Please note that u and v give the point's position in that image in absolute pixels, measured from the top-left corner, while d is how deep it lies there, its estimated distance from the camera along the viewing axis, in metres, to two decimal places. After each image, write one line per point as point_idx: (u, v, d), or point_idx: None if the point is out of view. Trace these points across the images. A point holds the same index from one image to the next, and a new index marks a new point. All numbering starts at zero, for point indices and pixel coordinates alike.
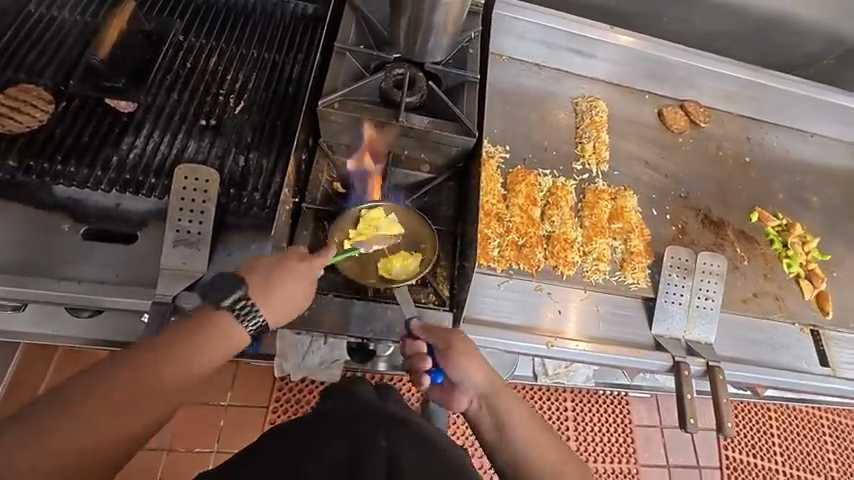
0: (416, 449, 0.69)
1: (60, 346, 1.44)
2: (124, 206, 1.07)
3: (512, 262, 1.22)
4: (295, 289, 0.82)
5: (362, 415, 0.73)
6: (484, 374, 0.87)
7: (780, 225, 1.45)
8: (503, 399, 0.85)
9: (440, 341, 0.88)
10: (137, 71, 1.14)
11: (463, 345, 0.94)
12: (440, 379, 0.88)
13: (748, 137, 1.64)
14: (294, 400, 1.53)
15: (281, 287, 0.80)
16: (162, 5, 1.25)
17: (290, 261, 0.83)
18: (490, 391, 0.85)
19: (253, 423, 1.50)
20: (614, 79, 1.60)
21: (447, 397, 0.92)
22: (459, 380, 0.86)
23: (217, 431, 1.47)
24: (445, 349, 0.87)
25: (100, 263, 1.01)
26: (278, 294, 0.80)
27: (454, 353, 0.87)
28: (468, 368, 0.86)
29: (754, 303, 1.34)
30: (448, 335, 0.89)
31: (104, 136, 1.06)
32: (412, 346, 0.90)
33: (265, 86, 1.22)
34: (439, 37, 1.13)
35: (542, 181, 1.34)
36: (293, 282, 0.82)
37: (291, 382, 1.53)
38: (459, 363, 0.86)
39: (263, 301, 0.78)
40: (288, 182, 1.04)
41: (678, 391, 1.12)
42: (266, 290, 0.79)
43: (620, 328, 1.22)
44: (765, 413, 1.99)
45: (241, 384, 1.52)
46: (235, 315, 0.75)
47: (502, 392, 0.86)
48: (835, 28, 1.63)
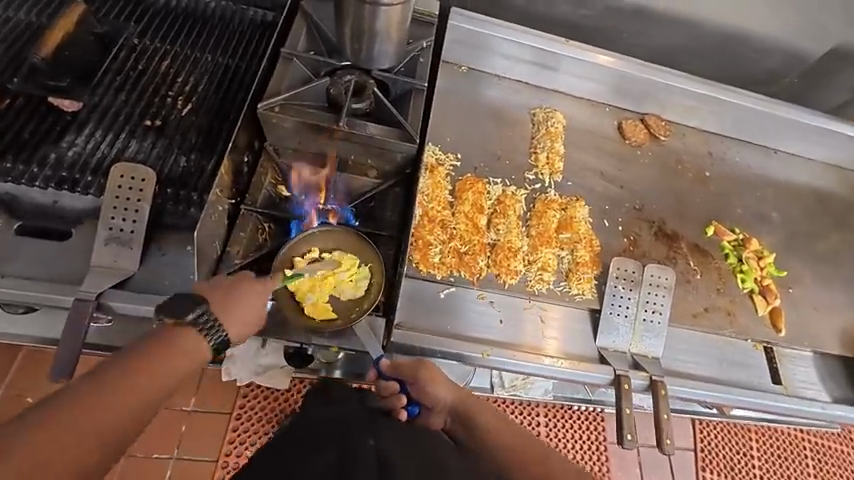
0: (396, 440, 0.84)
1: (25, 347, 1.42)
2: (61, 204, 1.07)
3: (453, 269, 1.21)
4: (251, 303, 0.88)
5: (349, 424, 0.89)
6: (450, 391, 1.01)
7: (736, 240, 1.44)
8: (472, 410, 0.99)
9: (408, 375, 1.00)
10: (85, 71, 1.15)
11: (422, 360, 1.04)
12: (416, 408, 1.03)
13: (709, 152, 1.64)
14: (258, 408, 1.50)
15: (245, 303, 0.86)
16: (119, 9, 1.27)
17: (244, 281, 0.89)
18: (458, 402, 1.00)
19: (215, 430, 1.47)
20: (573, 91, 1.61)
21: (413, 409, 1.03)
22: (431, 404, 1.01)
23: (178, 438, 1.44)
24: (415, 382, 1.01)
25: (29, 260, 1.01)
26: (232, 312, 0.84)
27: (423, 384, 1.00)
28: (436, 391, 1.00)
29: (704, 318, 1.31)
30: (413, 366, 1.01)
31: (45, 133, 1.07)
32: (387, 386, 1.02)
33: (216, 89, 1.24)
34: (383, 44, 1.14)
35: (491, 189, 1.34)
36: (246, 298, 0.87)
37: (257, 388, 1.51)
38: (429, 392, 1.00)
39: (219, 318, 0.82)
40: (221, 182, 1.04)
41: (617, 406, 1.09)
42: (228, 306, 0.84)
43: (589, 343, 1.22)
44: (744, 434, 1.94)
45: (204, 389, 1.49)
46: (200, 330, 0.77)
47: (468, 402, 1.00)
48: (793, 46, 1.65)
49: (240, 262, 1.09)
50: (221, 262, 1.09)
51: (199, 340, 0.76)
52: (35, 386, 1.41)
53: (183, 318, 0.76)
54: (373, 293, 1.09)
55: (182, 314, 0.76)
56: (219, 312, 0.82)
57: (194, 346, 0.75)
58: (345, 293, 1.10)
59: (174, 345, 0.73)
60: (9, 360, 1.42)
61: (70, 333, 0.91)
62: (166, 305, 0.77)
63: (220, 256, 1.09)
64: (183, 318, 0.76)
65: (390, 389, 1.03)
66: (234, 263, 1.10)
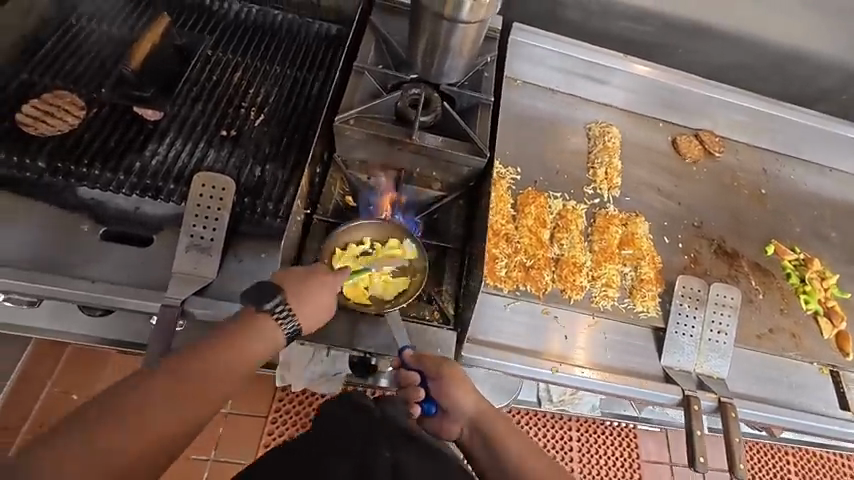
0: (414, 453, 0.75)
1: (70, 346, 1.45)
2: (142, 210, 1.10)
3: (519, 283, 1.21)
4: (323, 295, 0.90)
5: (361, 429, 0.77)
6: (473, 399, 0.93)
7: (797, 260, 1.42)
8: (492, 427, 0.90)
9: (433, 370, 0.96)
10: (166, 82, 1.19)
11: (447, 359, 0.99)
12: (432, 409, 0.96)
13: (764, 169, 1.62)
14: (288, 411, 1.54)
15: (314, 292, 0.89)
16: (194, 22, 1.32)
17: (316, 274, 0.91)
18: (478, 415, 0.92)
19: (251, 431, 1.50)
20: (627, 106, 1.61)
21: (429, 408, 0.96)
22: (450, 409, 0.93)
23: (215, 439, 1.48)
24: (436, 378, 0.95)
25: (114, 264, 1.04)
26: (305, 303, 0.87)
27: (447, 382, 0.94)
28: (459, 396, 0.93)
29: (769, 340, 1.29)
30: (438, 362, 0.96)
31: (129, 142, 1.10)
32: (407, 375, 0.98)
33: (285, 100, 1.27)
34: (455, 59, 1.16)
35: (552, 203, 1.34)
36: (319, 289, 0.89)
37: (291, 393, 1.54)
38: (450, 393, 0.93)
39: (297, 306, 0.86)
40: (301, 194, 1.07)
41: (687, 427, 1.08)
42: (300, 296, 0.86)
43: (631, 357, 1.20)
44: (783, 457, 1.89)
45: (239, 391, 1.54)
46: (275, 318, 0.83)
47: (490, 417, 0.91)
48: (852, 65, 1.63)
49: None
50: None
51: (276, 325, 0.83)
52: (80, 385, 1.43)
53: (261, 306, 0.83)
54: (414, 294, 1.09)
55: (260, 301, 0.83)
56: (293, 297, 0.86)
57: (271, 329, 0.82)
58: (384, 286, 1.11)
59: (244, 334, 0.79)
60: (54, 363, 1.44)
61: (161, 337, 0.93)
62: (246, 293, 0.84)
63: (295, 264, 1.11)
64: (263, 304, 0.83)
65: (409, 380, 0.98)
66: None
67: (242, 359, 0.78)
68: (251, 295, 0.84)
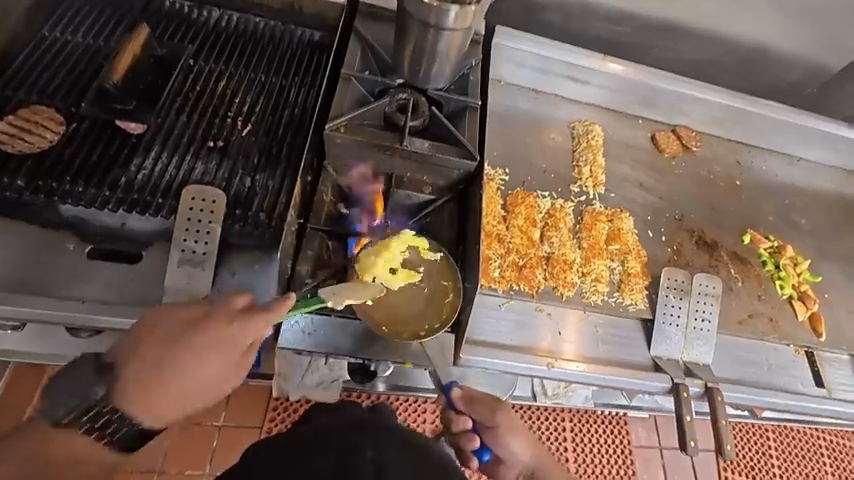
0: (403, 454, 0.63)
1: (51, 366, 1.39)
2: (129, 226, 1.07)
3: (512, 283, 1.24)
4: (207, 357, 0.74)
5: (351, 424, 0.66)
6: (525, 442, 0.98)
7: (772, 247, 1.49)
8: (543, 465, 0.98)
9: (486, 416, 0.97)
10: (148, 93, 1.16)
11: (501, 404, 1.00)
12: (485, 455, 0.99)
13: (738, 161, 1.69)
14: (280, 420, 1.52)
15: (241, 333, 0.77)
16: (173, 31, 1.29)
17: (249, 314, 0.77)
18: (533, 462, 0.98)
19: (244, 441, 1.49)
20: (607, 105, 1.66)
21: (482, 455, 0.99)
22: (506, 458, 0.97)
23: (209, 453, 1.47)
24: (493, 428, 0.97)
25: (103, 283, 1.02)
26: (182, 375, 0.72)
27: (502, 432, 0.97)
28: (516, 447, 0.97)
29: (749, 324, 1.36)
30: (492, 408, 0.98)
31: (113, 157, 1.08)
32: (459, 421, 0.98)
33: (272, 109, 1.26)
34: (442, 65, 1.17)
35: (541, 203, 1.37)
36: (191, 354, 0.73)
37: (285, 401, 1.53)
38: (506, 440, 0.96)
39: (154, 390, 0.72)
40: (294, 204, 1.06)
41: (678, 414, 1.13)
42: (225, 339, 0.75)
43: (623, 349, 1.24)
44: (764, 434, 1.99)
45: (233, 403, 1.52)
46: (126, 412, 0.71)
47: (541, 457, 0.99)
48: (815, 60, 1.72)
49: (309, 280, 1.12)
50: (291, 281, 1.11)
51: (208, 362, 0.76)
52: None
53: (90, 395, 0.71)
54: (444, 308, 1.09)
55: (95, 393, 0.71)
56: (147, 379, 0.72)
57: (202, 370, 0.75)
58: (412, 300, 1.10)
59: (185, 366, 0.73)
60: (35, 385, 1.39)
61: None
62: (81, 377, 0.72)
63: (291, 274, 1.11)
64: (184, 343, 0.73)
65: (461, 425, 0.98)
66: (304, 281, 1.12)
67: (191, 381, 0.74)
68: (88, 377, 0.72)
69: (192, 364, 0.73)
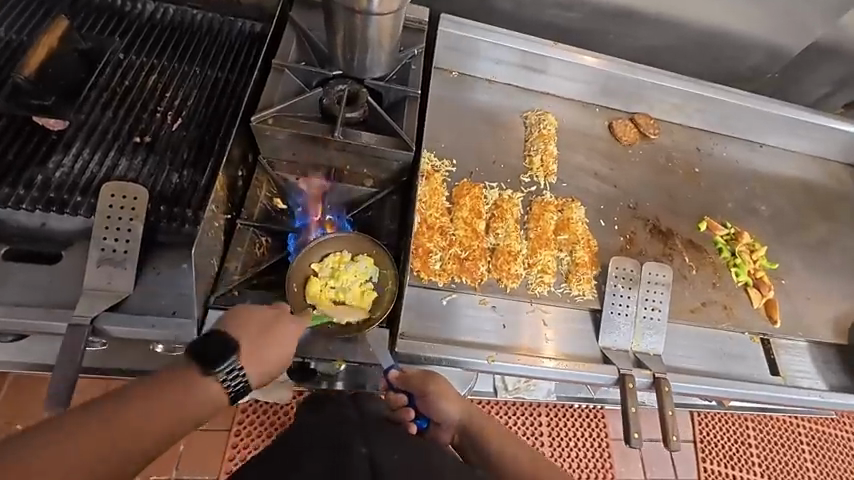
0: (389, 450, 0.83)
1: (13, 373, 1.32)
2: (49, 226, 1.04)
3: (454, 276, 1.21)
4: (287, 348, 0.86)
5: (346, 428, 0.89)
6: (457, 406, 1.02)
7: (728, 234, 1.46)
8: (479, 426, 0.98)
9: (417, 386, 1.03)
10: (69, 88, 1.12)
11: (432, 372, 1.06)
12: (424, 423, 1.04)
13: (697, 148, 1.67)
14: (262, 422, 1.50)
15: (277, 345, 0.84)
16: (103, 25, 1.25)
17: (283, 321, 0.87)
18: (466, 419, 1.00)
19: (215, 445, 1.46)
20: (562, 93, 1.62)
21: (422, 423, 1.04)
22: (440, 420, 1.02)
23: (177, 457, 1.43)
24: (423, 395, 1.03)
25: (17, 285, 0.98)
26: (264, 356, 0.82)
27: (432, 397, 1.02)
28: (445, 406, 1.01)
29: (702, 312, 1.33)
30: (422, 378, 1.03)
31: (30, 155, 1.04)
32: (395, 398, 1.06)
33: (206, 102, 1.22)
34: (375, 52, 1.14)
35: (488, 194, 1.34)
36: (279, 341, 0.84)
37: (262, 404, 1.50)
38: (438, 406, 1.01)
39: (251, 365, 0.79)
40: (217, 198, 1.02)
41: (623, 405, 1.10)
42: (259, 351, 0.81)
43: (586, 342, 1.23)
44: (741, 422, 1.97)
45: None
46: (223, 380, 0.74)
47: (476, 419, 1.00)
48: (773, 43, 1.69)
49: (239, 277, 1.08)
50: (220, 278, 1.07)
51: (219, 388, 0.74)
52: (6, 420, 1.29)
53: (211, 370, 0.73)
54: (388, 290, 1.10)
55: (212, 365, 0.73)
56: (251, 358, 0.80)
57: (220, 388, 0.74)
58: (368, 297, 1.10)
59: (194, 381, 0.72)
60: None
61: (67, 362, 0.88)
62: (195, 350, 0.74)
63: (218, 271, 1.07)
64: (212, 368, 0.73)
65: (398, 401, 1.06)
66: (233, 279, 1.08)
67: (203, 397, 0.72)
68: (198, 351, 0.74)
69: (157, 408, 0.67)
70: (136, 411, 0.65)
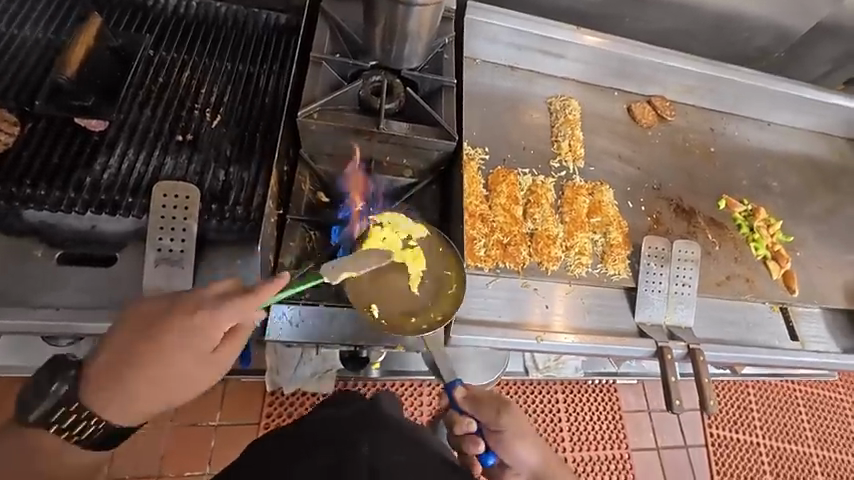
0: (398, 454, 0.69)
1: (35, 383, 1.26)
2: (99, 228, 1.03)
3: (498, 261, 1.25)
4: (198, 345, 0.70)
5: (362, 419, 0.75)
6: (537, 453, 0.90)
7: (746, 211, 1.53)
8: (556, 478, 0.90)
9: (490, 420, 0.90)
10: (107, 88, 1.10)
11: (507, 404, 0.91)
12: (489, 457, 0.94)
13: (711, 128, 1.72)
14: (287, 415, 1.52)
15: (189, 346, 0.70)
16: (129, 21, 1.22)
17: (191, 316, 0.69)
18: (542, 471, 0.90)
19: (245, 438, 1.49)
20: (583, 78, 1.65)
21: (486, 456, 0.94)
22: (511, 462, 0.91)
23: (208, 453, 1.45)
24: (497, 432, 0.90)
25: (76, 288, 0.98)
26: (174, 359, 0.69)
27: (507, 438, 0.89)
28: (522, 452, 0.89)
29: (727, 286, 1.41)
30: (497, 412, 0.90)
31: (75, 156, 1.03)
32: (462, 425, 0.92)
33: (241, 99, 1.21)
34: (414, 43, 1.14)
35: (522, 180, 1.37)
36: (191, 337, 0.70)
37: (282, 396, 1.53)
38: (512, 447, 0.89)
39: (155, 366, 0.69)
40: (272, 194, 1.05)
41: (663, 375, 1.17)
42: (166, 350, 0.69)
43: (608, 318, 1.28)
44: (744, 389, 2.09)
45: (232, 401, 1.51)
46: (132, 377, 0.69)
47: (553, 467, 0.90)
48: (782, 23, 1.74)
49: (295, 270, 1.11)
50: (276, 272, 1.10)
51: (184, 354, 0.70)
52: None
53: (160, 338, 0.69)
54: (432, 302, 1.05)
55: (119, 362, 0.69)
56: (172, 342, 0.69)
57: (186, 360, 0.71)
58: (429, 267, 1.09)
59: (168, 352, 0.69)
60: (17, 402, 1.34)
61: None
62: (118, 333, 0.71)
63: (275, 266, 1.09)
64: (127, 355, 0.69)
65: (463, 427, 0.93)
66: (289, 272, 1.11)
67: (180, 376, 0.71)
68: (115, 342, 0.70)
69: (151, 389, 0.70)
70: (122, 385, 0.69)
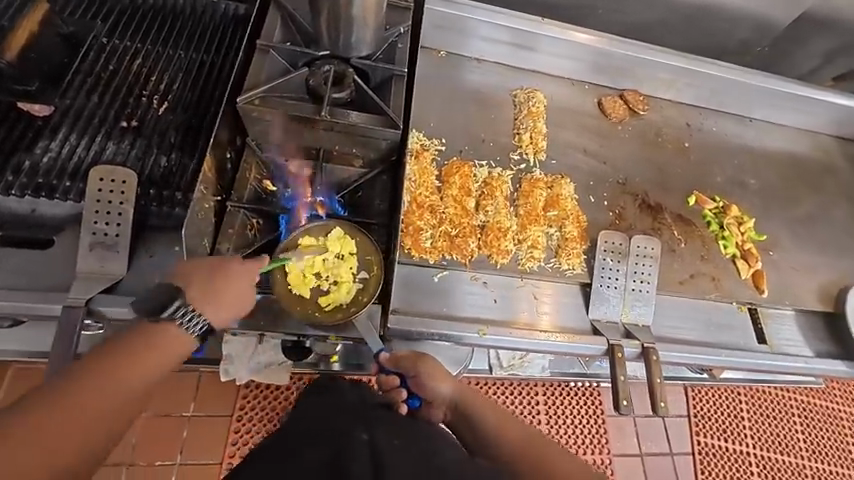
0: (391, 436, 0.76)
1: (14, 365, 1.31)
2: (39, 212, 1.05)
3: (445, 253, 1.23)
4: (239, 286, 0.88)
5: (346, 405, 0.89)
6: (451, 384, 0.98)
7: (717, 208, 1.48)
8: (475, 407, 0.95)
9: (410, 368, 0.98)
10: (54, 74, 1.12)
11: (423, 353, 1.02)
12: (417, 402, 0.98)
13: (687, 123, 1.67)
14: (260, 407, 1.52)
15: (230, 286, 0.87)
16: (84, 9, 1.24)
17: (230, 266, 0.88)
18: (459, 398, 0.97)
19: (219, 430, 1.48)
20: (552, 71, 1.61)
21: (414, 402, 0.98)
22: (431, 398, 0.97)
23: (180, 443, 1.45)
24: (416, 376, 0.98)
25: (10, 270, 0.99)
26: (219, 296, 0.86)
27: (424, 378, 0.97)
28: (437, 384, 0.98)
29: (691, 284, 1.36)
30: (414, 360, 0.99)
31: (17, 140, 1.04)
32: (388, 380, 1.00)
33: (191, 87, 1.21)
34: (360, 30, 1.12)
35: (477, 172, 1.35)
36: (235, 282, 0.87)
37: (255, 388, 1.53)
38: (432, 385, 0.97)
39: (204, 304, 0.84)
40: (206, 180, 1.03)
41: (612, 375, 1.13)
42: (212, 291, 0.85)
43: (567, 314, 1.24)
44: (734, 396, 2.02)
45: (204, 392, 1.51)
46: (178, 322, 0.81)
47: (471, 397, 0.97)
48: (763, 15, 1.68)
49: (232, 257, 1.10)
50: (212, 259, 1.08)
51: (179, 331, 0.80)
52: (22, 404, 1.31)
53: (161, 314, 0.80)
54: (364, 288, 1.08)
55: (162, 310, 0.80)
56: (202, 298, 0.84)
57: (174, 339, 0.79)
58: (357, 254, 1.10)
59: (151, 334, 0.78)
60: None
61: (63, 344, 0.88)
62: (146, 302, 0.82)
63: (211, 252, 1.08)
64: (162, 314, 0.80)
65: (390, 383, 1.00)
66: (225, 259, 1.10)
67: (161, 354, 0.78)
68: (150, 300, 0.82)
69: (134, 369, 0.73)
70: (101, 371, 0.71)
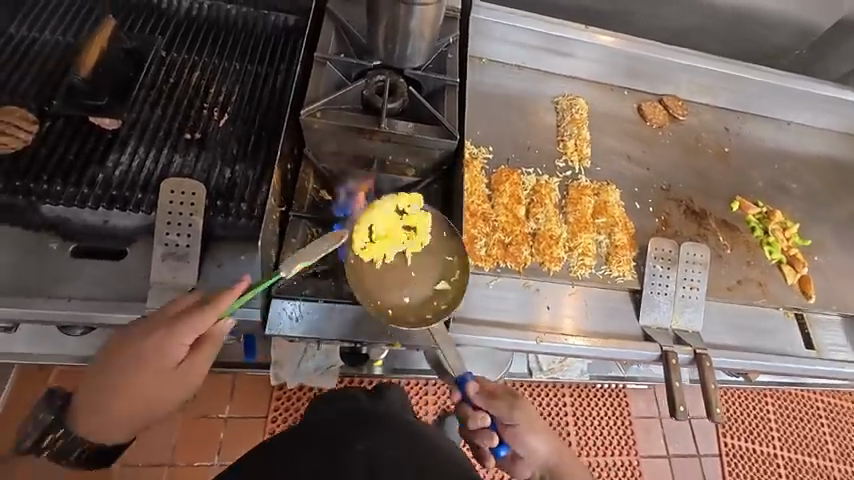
0: (393, 447, 0.80)
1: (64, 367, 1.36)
2: (111, 223, 1.07)
3: (499, 260, 1.25)
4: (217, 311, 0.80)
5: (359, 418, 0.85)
6: (547, 442, 0.93)
7: (760, 213, 1.49)
8: (568, 468, 0.93)
9: (506, 415, 0.91)
10: (120, 88, 1.15)
11: (520, 401, 0.94)
12: (503, 452, 0.93)
13: (726, 128, 1.66)
14: (292, 409, 1.54)
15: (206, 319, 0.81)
16: (143, 24, 1.27)
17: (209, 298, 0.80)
18: (554, 460, 0.93)
19: (252, 431, 1.50)
20: (593, 77, 1.61)
21: (500, 451, 0.93)
22: (524, 454, 0.92)
23: (217, 443, 1.48)
24: (512, 427, 0.91)
25: (88, 280, 1.02)
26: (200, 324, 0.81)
27: (521, 430, 0.91)
28: (535, 441, 0.92)
29: (739, 290, 1.37)
30: (511, 406, 0.92)
31: (89, 154, 1.07)
32: (478, 419, 0.92)
33: (248, 99, 1.24)
34: (416, 42, 1.13)
35: (525, 180, 1.37)
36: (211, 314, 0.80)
37: (289, 389, 1.55)
38: (526, 440, 0.91)
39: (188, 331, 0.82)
40: (273, 192, 1.06)
41: (667, 380, 1.15)
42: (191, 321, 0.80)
43: (614, 319, 1.26)
44: (761, 398, 2.02)
45: (238, 394, 1.53)
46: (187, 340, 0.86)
47: (565, 457, 0.94)
48: (802, 20, 1.67)
49: (295, 266, 1.12)
50: (278, 268, 1.12)
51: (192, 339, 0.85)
52: None
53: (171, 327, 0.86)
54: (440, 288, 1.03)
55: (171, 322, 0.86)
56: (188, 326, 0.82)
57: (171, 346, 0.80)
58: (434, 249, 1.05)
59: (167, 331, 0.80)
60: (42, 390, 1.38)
61: None
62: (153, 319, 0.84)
63: (276, 262, 1.12)
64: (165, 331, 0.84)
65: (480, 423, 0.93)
66: (289, 268, 1.13)
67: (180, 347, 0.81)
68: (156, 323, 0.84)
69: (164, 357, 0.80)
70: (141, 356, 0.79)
